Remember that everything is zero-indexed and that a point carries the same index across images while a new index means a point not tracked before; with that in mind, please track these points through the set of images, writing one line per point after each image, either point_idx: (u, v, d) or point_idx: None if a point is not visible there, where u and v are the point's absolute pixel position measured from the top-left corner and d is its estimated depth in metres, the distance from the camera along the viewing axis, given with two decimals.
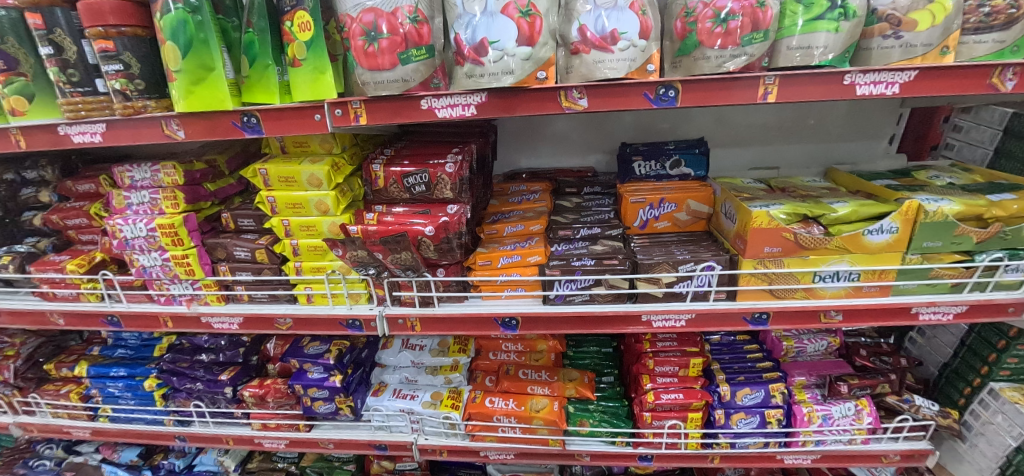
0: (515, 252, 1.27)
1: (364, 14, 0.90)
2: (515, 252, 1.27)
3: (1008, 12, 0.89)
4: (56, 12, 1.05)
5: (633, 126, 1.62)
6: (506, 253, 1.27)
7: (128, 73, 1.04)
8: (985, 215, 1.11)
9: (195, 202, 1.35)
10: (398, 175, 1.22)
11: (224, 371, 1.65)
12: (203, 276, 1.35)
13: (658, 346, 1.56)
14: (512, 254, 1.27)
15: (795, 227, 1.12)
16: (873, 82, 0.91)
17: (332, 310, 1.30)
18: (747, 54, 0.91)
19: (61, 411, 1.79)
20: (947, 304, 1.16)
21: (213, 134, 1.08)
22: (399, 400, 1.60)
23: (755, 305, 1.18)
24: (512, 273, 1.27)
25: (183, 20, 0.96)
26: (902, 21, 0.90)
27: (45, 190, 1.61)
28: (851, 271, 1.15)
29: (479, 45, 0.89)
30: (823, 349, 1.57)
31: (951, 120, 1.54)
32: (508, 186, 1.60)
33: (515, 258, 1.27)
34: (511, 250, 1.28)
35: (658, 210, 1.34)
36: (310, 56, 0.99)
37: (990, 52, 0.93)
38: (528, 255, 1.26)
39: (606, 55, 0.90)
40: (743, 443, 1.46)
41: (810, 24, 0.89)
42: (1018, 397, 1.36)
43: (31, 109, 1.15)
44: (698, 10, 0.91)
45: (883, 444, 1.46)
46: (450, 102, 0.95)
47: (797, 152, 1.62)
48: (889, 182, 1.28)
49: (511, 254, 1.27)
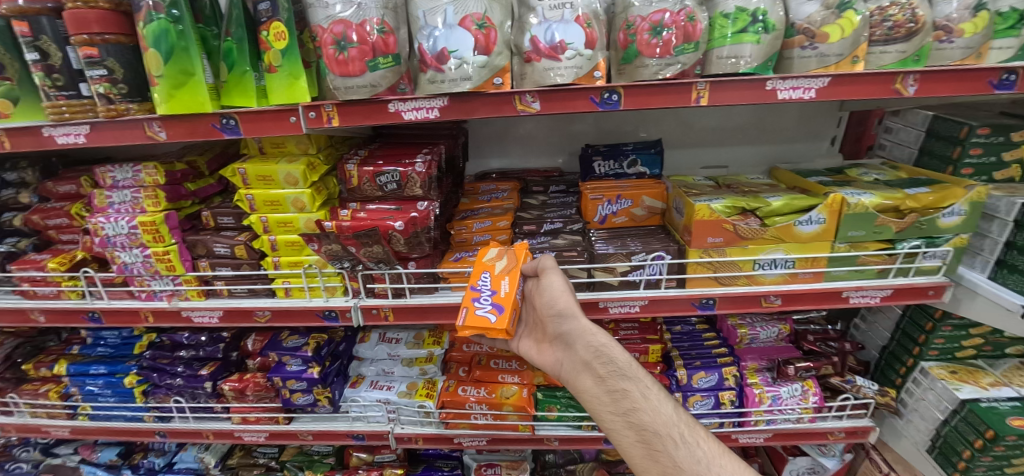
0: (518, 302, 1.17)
1: (334, 25, 0.98)
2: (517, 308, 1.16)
3: (907, 26, 1.01)
4: (42, 20, 1.11)
5: (596, 129, 1.73)
6: (507, 300, 1.13)
7: (111, 78, 1.11)
8: (901, 206, 1.23)
9: (176, 201, 1.41)
10: (371, 174, 1.29)
11: (204, 367, 1.69)
12: (183, 272, 1.41)
13: (621, 334, 1.64)
14: (487, 306, 1.14)
15: (734, 219, 1.24)
16: (792, 87, 1.03)
17: (309, 303, 1.37)
18: (680, 62, 1.02)
19: (40, 411, 1.82)
20: (873, 288, 1.28)
21: (194, 135, 1.14)
22: (376, 391, 1.67)
23: (702, 291, 1.29)
24: (464, 310, 1.14)
25: (165, 29, 1.03)
26: (816, 34, 1.02)
27: (25, 191, 1.65)
28: (787, 259, 1.27)
29: (440, 53, 0.97)
30: (774, 336, 1.67)
31: (884, 123, 1.68)
32: (479, 185, 1.69)
33: (484, 309, 1.13)
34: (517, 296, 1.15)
35: (616, 205, 1.44)
36: (284, 63, 1.06)
37: (895, 61, 1.04)
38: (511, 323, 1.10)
39: (556, 63, 1.00)
40: (699, 423, 1.56)
41: (737, 36, 1.01)
42: (944, 375, 1.49)
43: (16, 112, 1.21)
44: (636, 24, 1.01)
45: (829, 422, 1.57)
46: (416, 105, 1.04)
47: (747, 152, 1.74)
48: (823, 178, 1.40)
49: (511, 292, 1.14)
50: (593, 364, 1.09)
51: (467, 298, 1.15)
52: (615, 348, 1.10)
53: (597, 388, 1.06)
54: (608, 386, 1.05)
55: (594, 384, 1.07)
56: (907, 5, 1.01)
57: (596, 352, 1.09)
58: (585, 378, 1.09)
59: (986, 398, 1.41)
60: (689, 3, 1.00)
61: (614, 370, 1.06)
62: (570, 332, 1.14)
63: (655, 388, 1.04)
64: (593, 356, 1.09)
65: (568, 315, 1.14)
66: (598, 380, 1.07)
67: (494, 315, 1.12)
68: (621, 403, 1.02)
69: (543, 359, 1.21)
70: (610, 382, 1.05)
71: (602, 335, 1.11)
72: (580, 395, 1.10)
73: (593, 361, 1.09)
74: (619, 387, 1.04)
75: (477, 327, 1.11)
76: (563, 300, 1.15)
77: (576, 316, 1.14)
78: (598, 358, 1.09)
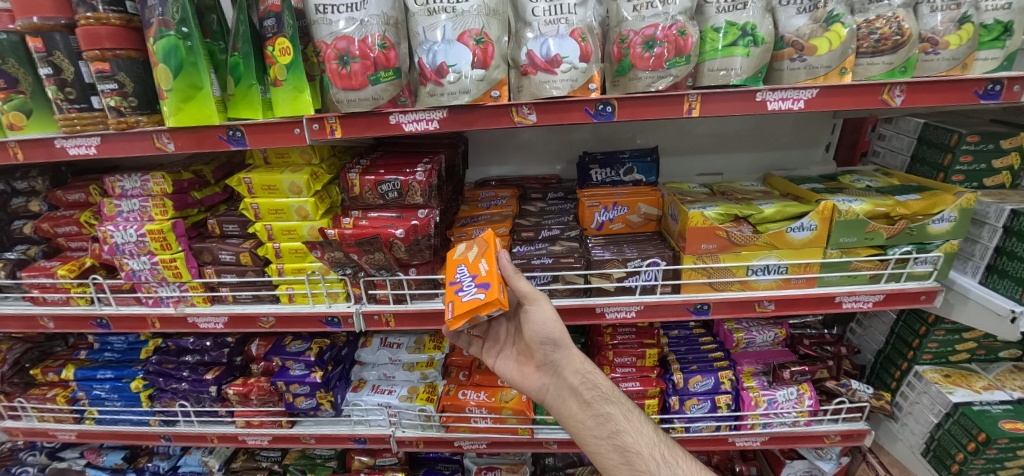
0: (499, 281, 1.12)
1: (338, 41, 1.02)
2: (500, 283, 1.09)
3: (894, 39, 1.04)
4: (56, 36, 1.15)
5: (593, 137, 1.76)
6: (490, 275, 1.09)
7: (122, 92, 1.15)
8: (892, 213, 1.26)
9: (183, 209, 1.45)
10: (373, 183, 1.32)
11: (209, 371, 1.73)
12: (189, 278, 1.44)
13: (618, 339, 1.67)
14: (472, 289, 1.06)
15: (727, 226, 1.27)
16: (781, 98, 1.05)
17: (312, 309, 1.40)
18: (672, 75, 1.05)
19: (47, 415, 1.85)
20: (865, 293, 1.31)
21: (201, 146, 1.18)
22: (378, 395, 1.70)
23: (697, 297, 1.32)
24: (451, 303, 1.06)
25: (175, 45, 1.07)
26: (805, 47, 1.05)
27: (35, 200, 1.69)
28: (780, 265, 1.29)
29: (439, 68, 1.01)
30: (771, 340, 1.68)
31: (877, 130, 1.71)
32: (479, 193, 1.72)
33: (471, 293, 1.06)
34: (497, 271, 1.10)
35: (612, 212, 1.47)
36: (289, 77, 1.10)
37: (882, 72, 1.07)
38: (496, 292, 1.04)
39: (552, 76, 1.03)
40: (696, 426, 1.59)
41: (727, 49, 1.04)
42: (938, 378, 1.50)
43: (29, 124, 1.25)
44: (630, 38, 1.04)
45: (824, 425, 1.59)
46: (415, 117, 1.07)
47: (743, 160, 1.77)
48: (816, 185, 1.43)
49: (490, 269, 1.10)
50: (580, 390, 1.15)
51: (450, 295, 1.09)
52: (598, 374, 1.18)
53: (583, 412, 1.11)
54: (594, 410, 1.11)
55: (580, 409, 1.12)
56: (893, 17, 1.04)
57: (583, 379, 1.16)
58: (570, 403, 1.14)
59: (978, 401, 1.43)
60: (680, 18, 1.03)
61: (599, 395, 1.13)
62: (558, 356, 1.19)
63: (633, 410, 1.13)
64: (580, 382, 1.15)
65: (560, 345, 1.18)
66: (584, 404, 1.12)
67: (483, 291, 1.05)
68: (607, 426, 1.08)
69: (525, 380, 1.26)
70: (595, 406, 1.11)
71: (588, 364, 1.20)
72: (563, 419, 1.15)
73: (579, 387, 1.15)
74: (604, 411, 1.10)
75: (466, 308, 1.02)
76: (553, 330, 1.16)
77: (565, 341, 1.19)
78: (585, 384, 1.15)
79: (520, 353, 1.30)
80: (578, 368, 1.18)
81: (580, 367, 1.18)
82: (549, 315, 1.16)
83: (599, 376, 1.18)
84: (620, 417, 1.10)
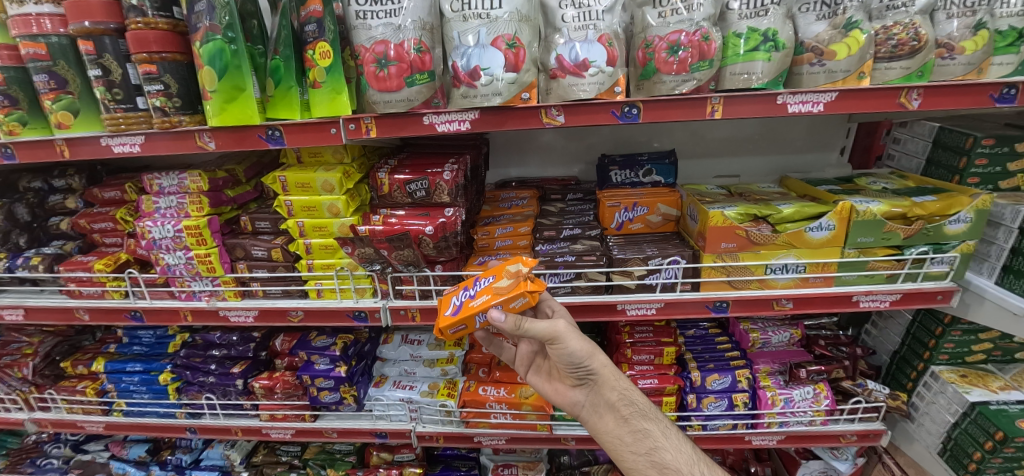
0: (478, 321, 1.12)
1: (376, 45, 1.07)
2: (469, 323, 1.12)
3: (911, 44, 1.07)
4: (105, 39, 1.20)
5: (611, 140, 1.81)
6: (463, 313, 1.11)
7: (167, 93, 1.21)
8: (909, 214, 1.29)
9: (218, 206, 1.51)
10: (401, 182, 1.37)
11: (236, 365, 1.78)
12: (222, 273, 1.50)
13: (636, 337, 1.70)
14: (454, 306, 1.16)
15: (747, 226, 1.30)
16: (802, 101, 1.09)
17: (340, 304, 1.44)
18: (695, 79, 1.09)
19: (77, 407, 1.90)
20: (882, 293, 1.33)
21: (241, 145, 1.24)
22: (399, 390, 1.74)
23: (716, 295, 1.35)
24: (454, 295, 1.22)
25: (220, 48, 1.12)
26: (824, 52, 1.09)
27: (72, 197, 1.76)
28: (799, 264, 1.32)
29: (473, 71, 1.05)
30: (786, 340, 1.71)
31: (892, 134, 1.73)
32: (500, 193, 1.77)
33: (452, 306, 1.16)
34: (474, 316, 1.10)
35: (632, 212, 1.51)
36: (328, 79, 1.15)
37: (900, 77, 1.10)
38: (446, 323, 1.12)
39: (580, 79, 1.07)
40: (713, 424, 1.61)
41: (749, 54, 1.08)
42: (954, 378, 1.52)
43: (76, 123, 1.31)
44: (655, 43, 1.09)
45: (840, 425, 1.60)
46: (448, 118, 1.12)
47: (758, 163, 1.80)
48: (833, 187, 1.46)
49: (472, 307, 1.11)
50: (616, 406, 1.20)
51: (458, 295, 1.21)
52: (634, 390, 1.23)
53: (621, 429, 1.19)
54: (632, 427, 1.18)
55: (617, 425, 1.19)
56: (910, 24, 1.07)
57: (620, 395, 1.21)
58: (607, 419, 1.21)
59: (994, 400, 1.45)
60: (704, 24, 1.07)
61: (636, 411, 1.20)
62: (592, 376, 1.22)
63: (669, 428, 1.21)
64: (617, 399, 1.20)
65: (595, 367, 1.19)
66: (622, 421, 1.19)
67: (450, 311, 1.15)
68: (644, 443, 1.16)
69: (559, 396, 1.30)
70: (633, 423, 1.19)
71: (623, 380, 1.23)
72: (600, 434, 1.22)
73: (617, 403, 1.20)
74: (641, 428, 1.18)
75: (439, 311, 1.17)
76: (583, 358, 1.17)
77: (598, 363, 1.20)
78: (623, 401, 1.20)
79: (551, 369, 1.35)
80: (615, 386, 1.22)
81: (614, 385, 1.21)
82: (576, 349, 1.14)
83: (635, 393, 1.23)
84: (657, 435, 1.18)
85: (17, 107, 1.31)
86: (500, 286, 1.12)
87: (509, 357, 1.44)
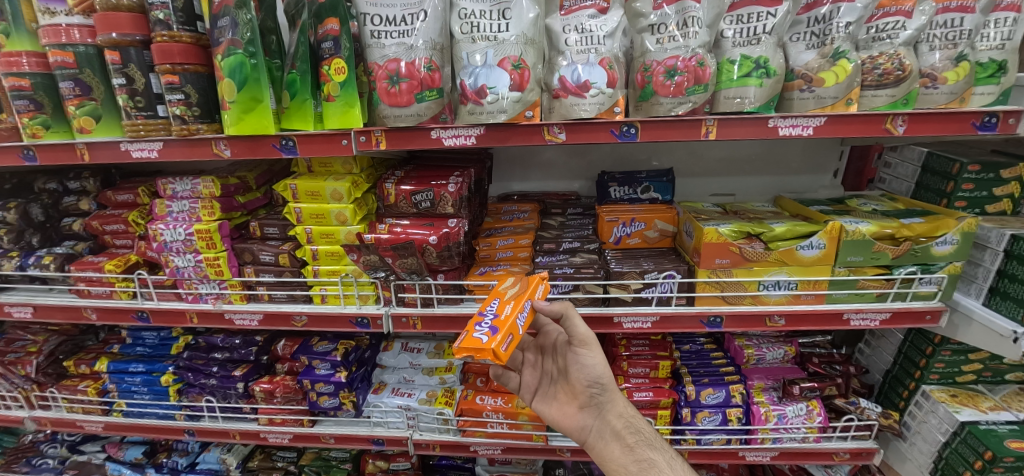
0: (518, 330, 1.09)
1: (389, 63, 1.13)
2: (513, 334, 1.07)
3: (896, 73, 1.13)
4: (131, 50, 1.26)
5: (611, 157, 1.86)
6: (505, 325, 1.06)
7: (188, 102, 1.27)
8: (897, 234, 1.33)
9: (229, 211, 1.56)
10: (408, 193, 1.43)
11: (237, 368, 1.80)
12: (230, 276, 1.54)
13: (632, 350, 1.74)
14: (483, 328, 1.07)
15: (740, 243, 1.35)
16: (792, 125, 1.14)
17: (344, 309, 1.47)
18: (691, 102, 1.15)
19: (77, 406, 1.91)
20: (873, 311, 1.36)
21: (255, 153, 1.29)
22: (398, 397, 1.76)
23: (710, 309, 1.39)
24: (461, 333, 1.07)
25: (240, 62, 1.18)
26: (814, 79, 1.15)
27: (85, 199, 1.81)
28: (790, 281, 1.37)
29: (479, 89, 1.11)
30: (780, 357, 1.73)
31: (883, 158, 1.80)
32: (502, 206, 1.83)
33: (477, 332, 1.05)
34: (515, 321, 1.09)
35: (630, 228, 1.56)
36: (342, 93, 1.21)
37: (886, 104, 1.15)
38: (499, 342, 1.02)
39: (581, 99, 1.13)
40: (707, 438, 1.63)
41: (742, 80, 1.14)
42: (944, 398, 1.55)
43: (98, 128, 1.35)
44: (653, 67, 1.15)
45: (833, 442, 1.62)
46: (455, 133, 1.17)
47: (753, 183, 1.86)
48: (824, 207, 1.51)
49: (510, 316, 1.09)
50: (622, 434, 1.25)
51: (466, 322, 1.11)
52: (640, 418, 1.29)
53: (626, 456, 1.22)
54: (637, 455, 1.21)
55: (622, 453, 1.23)
56: (894, 55, 1.12)
57: (626, 423, 1.27)
58: (613, 446, 1.25)
59: (984, 420, 1.47)
60: (700, 51, 1.13)
61: (641, 440, 1.24)
62: (603, 399, 1.29)
63: (674, 459, 1.22)
64: (623, 426, 1.26)
65: (608, 388, 1.28)
66: (627, 449, 1.23)
67: (488, 335, 1.04)
68: (649, 473, 1.17)
69: (567, 419, 1.33)
70: (638, 451, 1.22)
71: (630, 409, 1.30)
72: (605, 462, 1.25)
73: (623, 431, 1.26)
74: (646, 457, 1.21)
75: (467, 345, 1.02)
76: (602, 374, 1.27)
77: (610, 386, 1.29)
78: (629, 429, 1.26)
79: (559, 393, 1.37)
80: (622, 412, 1.29)
81: (622, 410, 1.29)
82: (600, 360, 1.26)
83: (643, 424, 1.28)
84: (662, 464, 1.19)
85: (41, 111, 1.36)
86: (514, 293, 1.19)
87: (512, 385, 1.44)
